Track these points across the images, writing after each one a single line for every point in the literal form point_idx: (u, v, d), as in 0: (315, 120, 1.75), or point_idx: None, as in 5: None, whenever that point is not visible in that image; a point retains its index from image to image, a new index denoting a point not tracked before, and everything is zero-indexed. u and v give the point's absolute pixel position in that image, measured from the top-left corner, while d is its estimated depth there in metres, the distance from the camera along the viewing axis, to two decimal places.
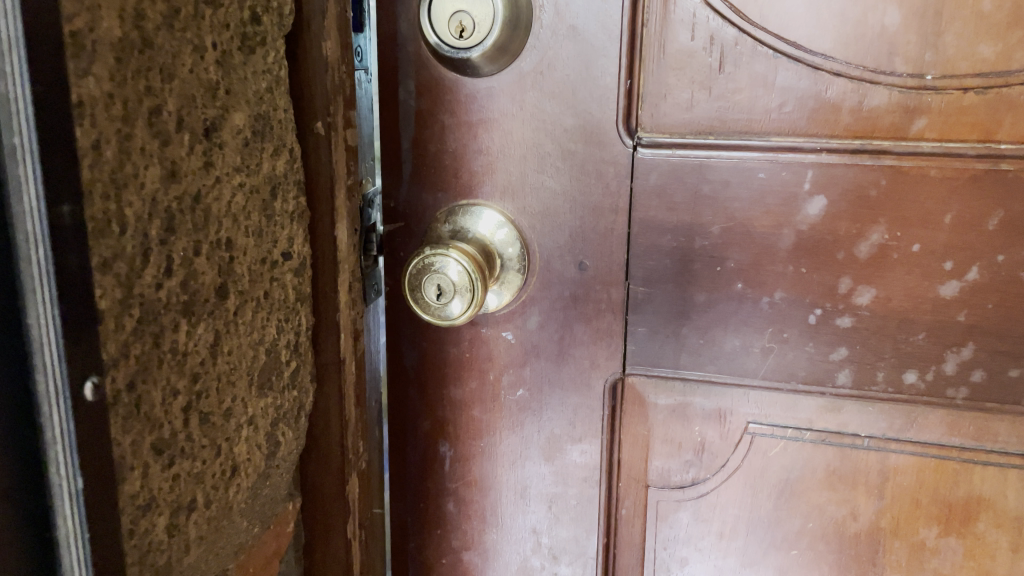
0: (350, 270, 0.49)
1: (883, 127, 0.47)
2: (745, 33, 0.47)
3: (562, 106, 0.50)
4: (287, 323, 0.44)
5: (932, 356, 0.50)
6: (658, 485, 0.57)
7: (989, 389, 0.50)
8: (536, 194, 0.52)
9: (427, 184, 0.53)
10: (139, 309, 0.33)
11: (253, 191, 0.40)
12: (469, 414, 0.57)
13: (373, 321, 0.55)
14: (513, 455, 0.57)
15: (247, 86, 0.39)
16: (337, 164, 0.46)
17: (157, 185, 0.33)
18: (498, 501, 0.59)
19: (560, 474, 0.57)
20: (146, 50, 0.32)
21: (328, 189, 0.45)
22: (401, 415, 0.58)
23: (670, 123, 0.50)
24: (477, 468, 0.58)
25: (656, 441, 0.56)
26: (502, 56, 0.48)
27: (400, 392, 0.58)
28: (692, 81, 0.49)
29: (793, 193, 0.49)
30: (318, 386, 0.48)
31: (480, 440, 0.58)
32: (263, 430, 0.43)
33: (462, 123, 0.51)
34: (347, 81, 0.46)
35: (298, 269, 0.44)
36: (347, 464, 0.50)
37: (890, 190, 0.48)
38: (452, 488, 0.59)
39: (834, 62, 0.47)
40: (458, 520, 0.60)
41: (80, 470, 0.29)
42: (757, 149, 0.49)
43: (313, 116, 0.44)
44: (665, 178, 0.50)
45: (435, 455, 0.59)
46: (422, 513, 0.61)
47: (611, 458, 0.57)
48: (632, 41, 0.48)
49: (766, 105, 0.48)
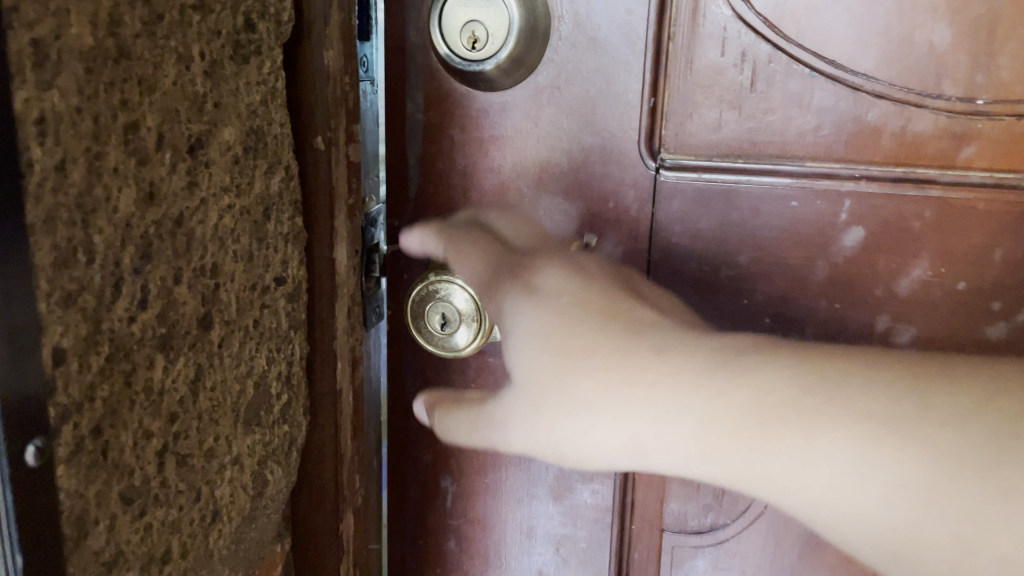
0: (350, 295, 0.45)
1: (927, 155, 0.45)
2: (780, 50, 0.44)
3: (580, 123, 0.47)
4: (278, 353, 0.41)
5: (678, 368, 0.35)
6: (674, 529, 0.54)
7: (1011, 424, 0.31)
8: (548, 217, 0.49)
9: (432, 205, 0.50)
10: (108, 346, 0.29)
11: (242, 214, 0.37)
12: (473, 449, 0.54)
13: (381, 346, 0.53)
14: (519, 492, 0.54)
15: (238, 99, 0.36)
16: (339, 183, 0.43)
17: (132, 209, 0.30)
18: (503, 541, 0.56)
19: (569, 515, 0.54)
20: (121, 60, 0.29)
21: (326, 211, 0.42)
22: (400, 446, 0.55)
23: (694, 144, 0.47)
24: (480, 505, 0.55)
25: (673, 482, 0.53)
26: (518, 69, 0.46)
27: (401, 422, 0.55)
28: (525, 289, 0.39)
29: (830, 222, 0.47)
30: (312, 419, 0.45)
31: (484, 476, 0.54)
32: (249, 469, 0.39)
33: (474, 139, 0.49)
34: (351, 93, 0.43)
35: (293, 295, 0.42)
36: (342, 503, 0.47)
37: (935, 222, 0.46)
38: (454, 525, 0.56)
39: (877, 83, 0.44)
40: (459, 558, 0.57)
41: (19, 545, 0.26)
42: (790, 175, 0.46)
43: (313, 130, 0.41)
44: (688, 203, 0.48)
45: (436, 490, 0.56)
46: (422, 550, 0.58)
47: (624, 501, 0.54)
48: (658, 55, 0.45)
49: (799, 127, 0.45)
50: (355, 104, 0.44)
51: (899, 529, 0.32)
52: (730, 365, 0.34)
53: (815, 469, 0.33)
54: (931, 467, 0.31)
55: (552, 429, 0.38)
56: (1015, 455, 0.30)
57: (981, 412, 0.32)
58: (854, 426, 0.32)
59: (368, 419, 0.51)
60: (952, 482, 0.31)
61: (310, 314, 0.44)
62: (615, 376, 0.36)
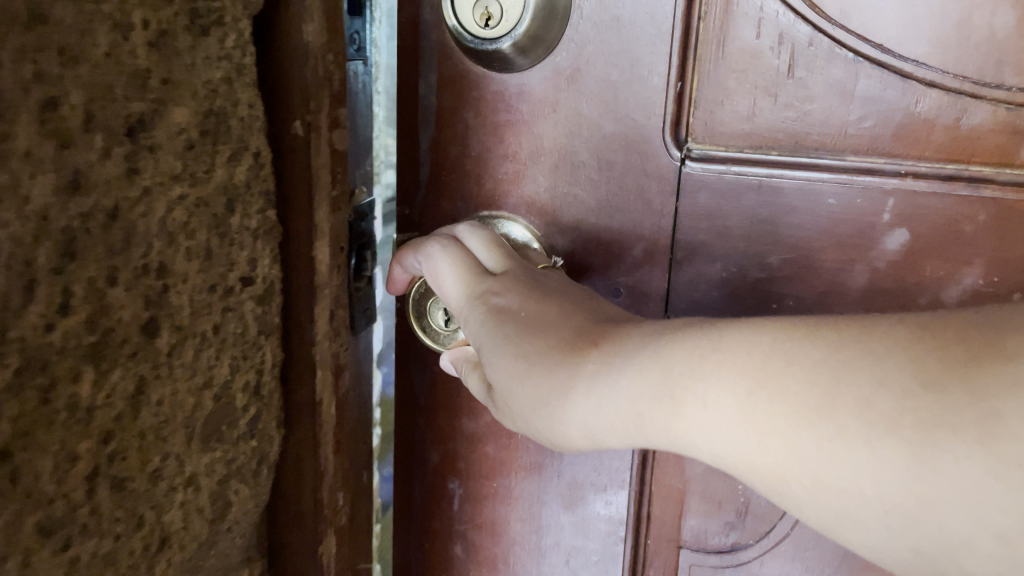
0: (335, 297, 0.41)
1: (984, 150, 0.41)
2: (821, 32, 0.41)
3: (600, 108, 0.45)
4: (245, 361, 0.37)
5: (611, 358, 0.36)
6: (693, 547, 0.54)
7: (933, 367, 0.26)
8: (568, 208, 0.48)
9: (445, 192, 0.50)
10: (19, 359, 0.25)
11: (198, 205, 0.32)
12: (482, 452, 0.55)
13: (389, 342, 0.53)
14: (527, 500, 0.55)
15: (195, 76, 0.31)
16: (323, 169, 0.38)
17: (51, 198, 0.26)
18: (511, 549, 0.57)
19: (580, 526, 0.55)
20: (35, 25, 0.24)
21: (307, 203, 0.38)
22: (409, 446, 0.57)
23: (726, 133, 0.44)
24: (487, 511, 0.56)
25: (692, 496, 0.52)
26: (537, 47, 0.44)
27: (408, 420, 0.56)
28: (486, 304, 0.42)
29: (871, 223, 0.44)
30: (287, 431, 0.41)
31: (493, 481, 0.55)
32: (207, 490, 0.35)
33: (493, 126, 0.47)
34: (337, 74, 0.39)
35: (263, 301, 0.37)
36: (334, 516, 0.44)
37: (991, 226, 0.42)
38: (461, 530, 0.57)
39: (927, 70, 0.40)
40: (465, 564, 0.58)
41: None
42: (830, 170, 0.43)
43: (289, 113, 0.37)
44: (716, 198, 0.46)
45: (444, 490, 0.57)
46: (427, 552, 0.59)
47: (639, 513, 0.54)
48: (687, 36, 0.43)
49: (841, 118, 0.42)
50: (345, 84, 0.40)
51: (805, 498, 0.29)
52: (650, 347, 0.35)
53: (716, 438, 0.31)
54: (814, 416, 0.28)
55: (526, 420, 0.39)
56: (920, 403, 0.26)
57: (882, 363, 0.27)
58: (739, 390, 0.30)
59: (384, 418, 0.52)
60: (848, 445, 0.27)
61: (285, 313, 0.40)
62: (553, 367, 0.37)
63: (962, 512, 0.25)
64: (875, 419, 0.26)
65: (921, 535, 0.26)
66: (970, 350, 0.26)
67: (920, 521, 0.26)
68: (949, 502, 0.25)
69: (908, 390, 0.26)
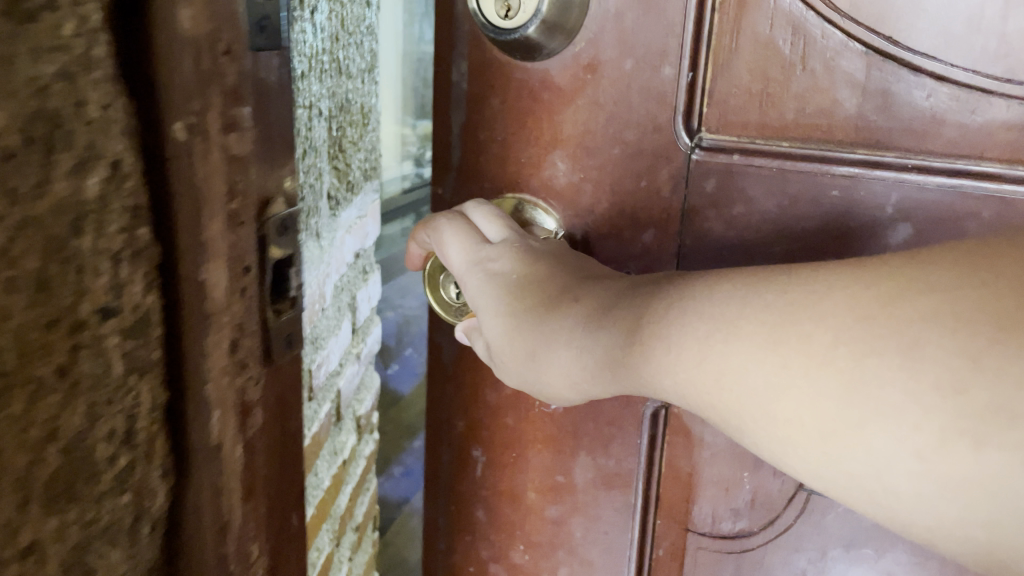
0: (234, 327, 0.37)
1: (999, 145, 0.43)
2: (831, 24, 0.44)
3: (616, 94, 0.50)
4: (111, 410, 0.32)
5: (591, 309, 0.43)
6: (700, 531, 0.61)
7: (892, 294, 0.30)
8: (582, 193, 0.54)
9: (473, 173, 0.56)
10: None
11: (29, 226, 0.27)
12: (502, 422, 0.64)
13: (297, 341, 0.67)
14: (543, 471, 0.64)
15: (30, 67, 0.26)
16: (212, 176, 0.34)
17: None
18: (525, 514, 0.66)
19: (592, 495, 0.63)
20: None
21: (264, 194, 0.39)
22: (439, 419, 0.67)
23: (735, 124, 0.49)
24: (503, 477, 0.66)
25: (700, 479, 0.59)
26: (558, 32, 0.49)
27: (440, 387, 0.66)
28: (484, 269, 0.49)
29: (875, 216, 0.47)
30: (144, 487, 0.35)
31: (511, 452, 0.65)
32: (59, 560, 0.31)
33: (519, 111, 0.53)
34: (232, 69, 0.34)
35: (255, 287, 0.39)
36: (249, 571, 0.42)
37: (993, 223, 0.45)
38: (483, 495, 0.67)
39: (936, 64, 0.43)
40: (486, 527, 0.68)
41: None
42: (841, 162, 0.47)
43: (169, 110, 0.32)
44: (721, 184, 0.50)
45: (470, 457, 0.66)
46: (454, 515, 0.69)
47: (648, 492, 0.61)
48: (699, 27, 0.47)
49: (842, 107, 0.46)
50: (251, 78, 0.36)
51: (752, 430, 0.35)
52: (631, 300, 0.42)
53: (683, 377, 0.37)
54: (761, 351, 0.33)
55: (518, 373, 0.48)
56: (865, 334, 0.30)
57: (835, 296, 0.32)
58: (701, 332, 0.36)
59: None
60: (787, 375, 0.32)
61: (169, 342, 0.35)
62: (540, 322, 0.45)
63: (889, 433, 0.29)
64: (824, 350, 0.31)
65: (852, 457, 0.31)
66: (951, 273, 0.29)
67: (848, 444, 0.31)
68: (875, 422, 0.30)
69: (844, 323, 0.31)
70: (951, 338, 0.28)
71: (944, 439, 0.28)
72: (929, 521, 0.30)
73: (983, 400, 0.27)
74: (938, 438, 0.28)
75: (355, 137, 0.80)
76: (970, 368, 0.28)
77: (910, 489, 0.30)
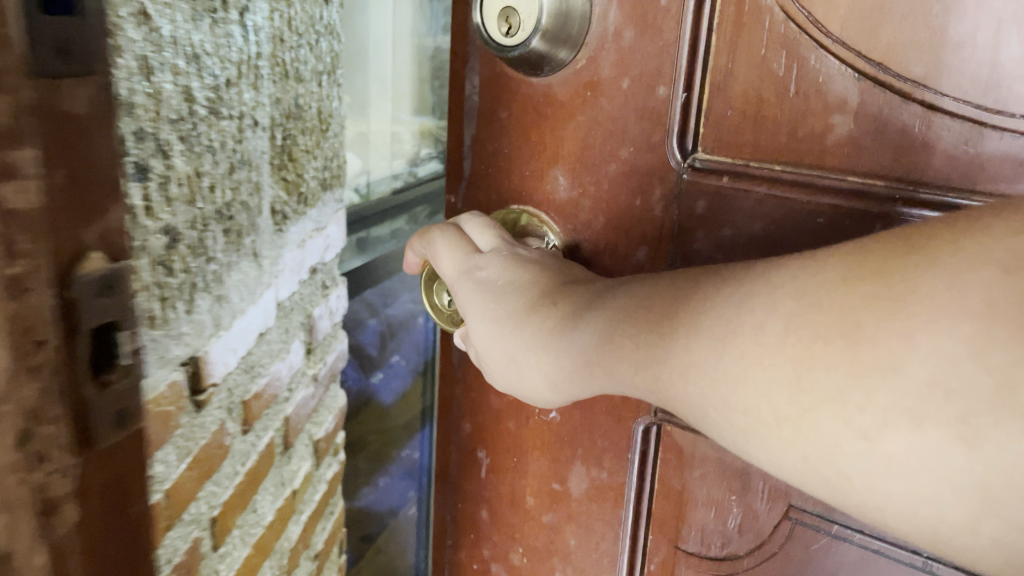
0: (89, 423, 0.32)
1: (990, 176, 0.45)
2: (824, 49, 0.48)
3: (614, 109, 0.56)
4: None
5: (565, 310, 0.49)
6: (689, 549, 0.63)
7: (850, 288, 0.33)
8: (580, 209, 0.60)
9: (481, 183, 0.64)
10: None
11: None
12: (506, 427, 0.70)
13: (233, 366, 0.70)
14: (541, 477, 0.69)
15: None
16: (55, 234, 0.29)
17: None
18: (522, 517, 0.71)
19: (585, 502, 0.67)
20: None
21: (74, 249, 0.31)
22: (449, 420, 0.74)
23: (729, 144, 0.53)
24: (504, 480, 0.71)
25: (688, 497, 0.61)
26: (566, 43, 0.55)
27: (449, 389, 0.73)
28: (473, 278, 0.55)
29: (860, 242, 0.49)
30: None
31: (512, 457, 0.70)
32: None
33: (529, 129, 0.60)
34: (80, 94, 0.30)
35: (60, 365, 0.30)
36: None
37: None
38: (487, 496, 0.73)
39: (926, 91, 0.45)
40: (489, 527, 0.74)
41: None
42: (829, 186, 0.50)
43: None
44: (710, 206, 0.54)
45: (475, 459, 0.73)
46: (461, 512, 0.76)
47: (640, 509, 0.64)
48: (695, 49, 0.52)
49: (836, 131, 0.49)
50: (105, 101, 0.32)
51: (719, 422, 0.39)
52: (602, 302, 0.47)
53: (656, 379, 0.42)
54: (718, 342, 0.38)
55: (507, 375, 0.53)
56: (801, 319, 0.34)
57: (777, 292, 0.36)
58: (665, 332, 0.42)
59: (222, 441, 0.70)
60: (741, 367, 0.37)
61: None
62: (522, 327, 0.51)
63: (835, 414, 0.33)
64: (773, 347, 0.35)
65: (806, 440, 0.34)
66: (894, 270, 0.32)
67: (797, 426, 0.34)
68: (823, 407, 0.33)
69: (790, 313, 0.35)
70: (895, 326, 0.31)
71: (885, 422, 0.31)
72: (879, 499, 0.32)
73: (920, 378, 0.30)
74: (879, 418, 0.31)
75: (311, 144, 0.85)
76: (907, 348, 0.30)
77: (861, 467, 0.32)
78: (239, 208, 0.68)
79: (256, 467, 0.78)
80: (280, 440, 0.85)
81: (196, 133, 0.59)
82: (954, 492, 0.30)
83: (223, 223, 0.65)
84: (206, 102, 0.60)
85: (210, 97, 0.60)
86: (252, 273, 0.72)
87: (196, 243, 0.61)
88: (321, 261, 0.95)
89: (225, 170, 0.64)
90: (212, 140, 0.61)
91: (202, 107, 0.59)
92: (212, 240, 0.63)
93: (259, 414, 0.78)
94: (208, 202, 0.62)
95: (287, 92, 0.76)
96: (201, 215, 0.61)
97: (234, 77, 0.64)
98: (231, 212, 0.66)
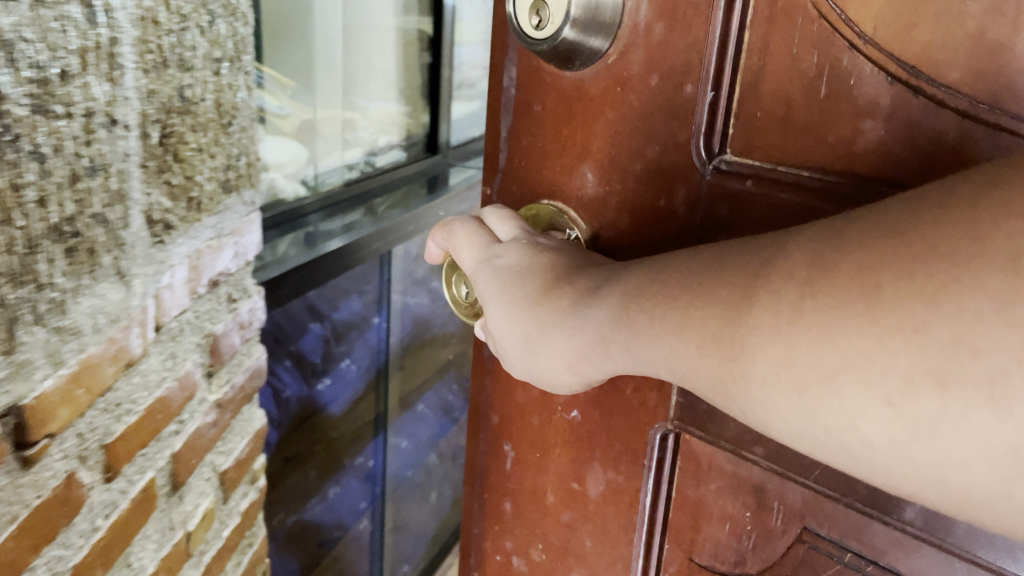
0: None
1: None
2: (856, 49, 0.44)
3: (641, 106, 0.55)
4: None
5: (580, 292, 0.48)
6: (703, 561, 0.60)
7: (871, 269, 0.32)
8: (606, 203, 0.59)
9: (515, 176, 0.64)
10: None
11: None
12: (530, 421, 0.69)
13: (85, 409, 0.63)
14: (561, 475, 0.68)
15: None
16: None
17: None
18: (542, 513, 0.70)
19: (601, 504, 0.65)
20: None
21: None
22: (479, 409, 0.74)
23: (758, 145, 0.50)
24: (526, 474, 0.71)
25: (702, 508, 0.59)
26: (598, 32, 0.53)
27: (480, 379, 0.73)
28: (492, 264, 0.54)
29: None
30: None
31: (534, 452, 0.69)
32: None
33: (560, 124, 0.60)
34: None
35: None
36: None
37: None
38: (511, 489, 0.73)
39: (960, 97, 0.41)
40: (511, 520, 0.74)
41: None
42: (855, 191, 0.46)
43: None
44: (734, 208, 0.52)
45: (501, 452, 0.73)
46: (486, 502, 0.76)
47: (656, 516, 0.62)
48: (725, 46, 0.50)
49: (865, 136, 0.45)
50: None
51: (738, 398, 0.38)
52: (616, 283, 0.46)
53: (672, 357, 0.41)
54: (736, 311, 0.37)
55: (523, 359, 0.52)
56: (823, 284, 0.33)
57: (796, 260, 0.35)
58: (681, 306, 0.40)
59: (78, 491, 0.63)
60: (757, 337, 0.36)
61: None
62: (540, 306, 0.49)
63: (858, 378, 0.32)
64: (792, 314, 0.34)
65: (827, 409, 0.33)
66: (921, 249, 0.30)
67: (819, 396, 0.33)
68: (846, 373, 0.32)
69: (809, 279, 0.34)
70: (931, 303, 0.30)
71: (910, 387, 0.30)
72: (909, 469, 0.32)
73: (945, 335, 0.29)
74: (904, 383, 0.30)
75: (201, 143, 0.78)
76: (928, 308, 0.30)
77: (885, 434, 0.31)
78: (88, 223, 0.61)
79: (129, 517, 0.72)
80: (164, 482, 0.78)
81: (10, 139, 0.50)
82: (985, 455, 0.29)
83: (63, 241, 0.58)
84: (29, 101, 0.51)
85: (33, 93, 0.52)
86: (112, 295, 0.65)
87: (15, 270, 0.53)
88: (227, 272, 0.90)
89: (64, 179, 0.57)
90: (38, 145, 0.53)
91: (25, 108, 0.51)
92: (43, 263, 0.56)
93: (129, 457, 0.71)
94: (35, 219, 0.54)
95: (166, 82, 0.70)
96: (25, 235, 0.54)
97: (75, 68, 0.56)
98: (76, 228, 0.59)
